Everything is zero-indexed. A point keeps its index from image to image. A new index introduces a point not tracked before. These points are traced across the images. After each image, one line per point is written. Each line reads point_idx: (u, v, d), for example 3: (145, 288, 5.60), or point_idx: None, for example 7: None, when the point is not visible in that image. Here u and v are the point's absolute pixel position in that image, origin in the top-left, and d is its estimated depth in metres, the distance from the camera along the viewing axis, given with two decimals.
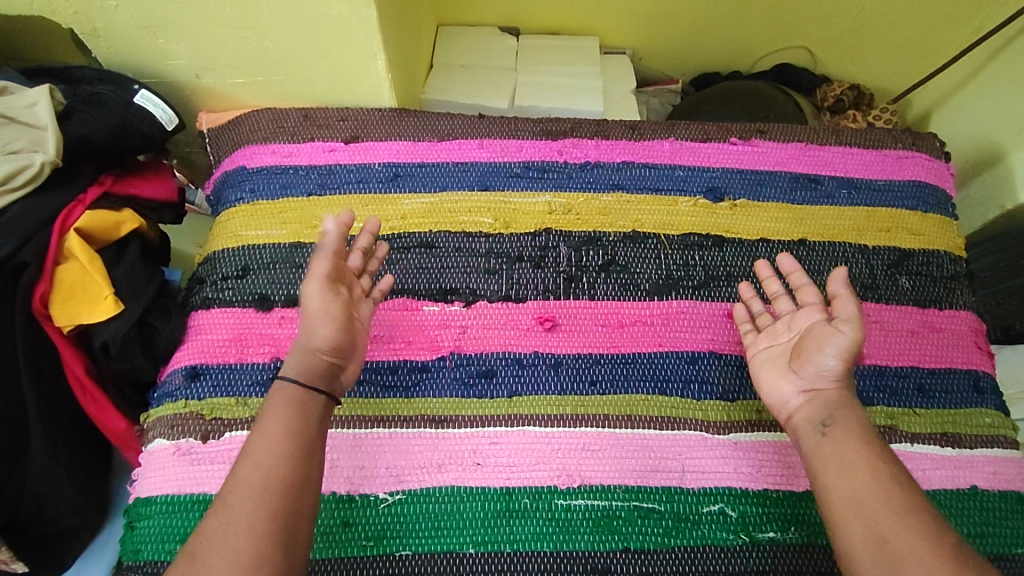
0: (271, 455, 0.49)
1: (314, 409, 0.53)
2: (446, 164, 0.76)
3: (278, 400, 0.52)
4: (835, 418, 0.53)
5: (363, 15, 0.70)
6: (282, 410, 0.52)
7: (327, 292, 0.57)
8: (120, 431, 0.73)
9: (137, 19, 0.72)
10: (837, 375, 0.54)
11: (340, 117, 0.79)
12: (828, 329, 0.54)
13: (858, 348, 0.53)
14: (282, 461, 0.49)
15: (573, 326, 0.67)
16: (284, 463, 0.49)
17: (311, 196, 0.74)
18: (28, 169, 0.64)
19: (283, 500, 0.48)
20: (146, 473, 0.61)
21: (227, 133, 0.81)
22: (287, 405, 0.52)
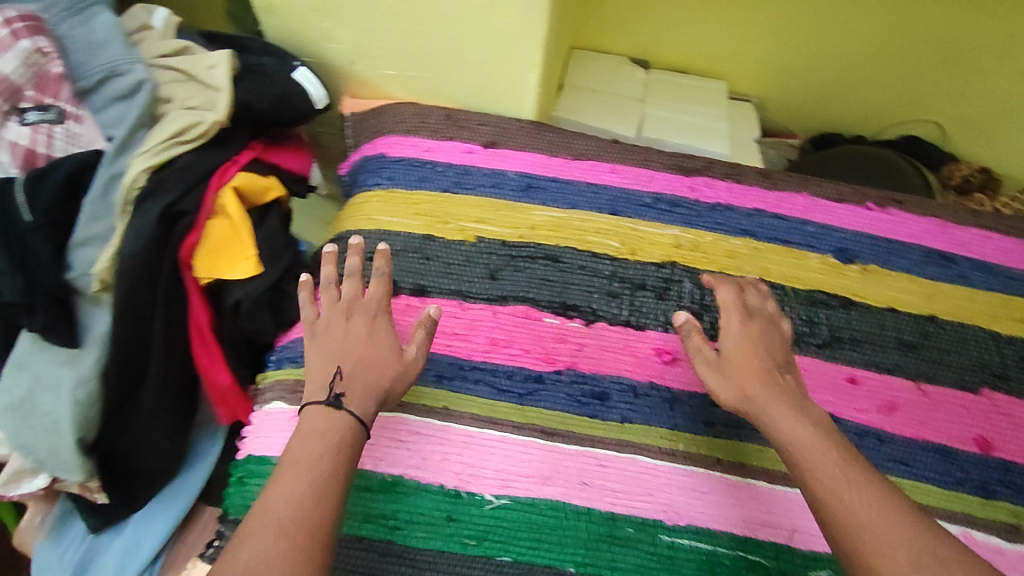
0: (306, 480, 0.48)
1: (346, 429, 0.52)
2: (578, 183, 0.77)
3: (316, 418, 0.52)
4: (751, 392, 0.55)
5: (531, 29, 0.70)
6: (314, 430, 0.52)
7: (360, 322, 0.60)
8: (223, 387, 0.74)
9: (313, 1, 0.75)
10: (748, 366, 0.56)
11: (481, 122, 0.80)
12: (738, 336, 0.59)
13: (751, 338, 0.59)
14: (318, 473, 0.49)
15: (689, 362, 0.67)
16: (311, 481, 0.48)
17: (445, 192, 0.75)
18: (200, 127, 0.67)
19: (319, 518, 0.47)
20: (261, 433, 0.63)
21: (369, 120, 0.84)
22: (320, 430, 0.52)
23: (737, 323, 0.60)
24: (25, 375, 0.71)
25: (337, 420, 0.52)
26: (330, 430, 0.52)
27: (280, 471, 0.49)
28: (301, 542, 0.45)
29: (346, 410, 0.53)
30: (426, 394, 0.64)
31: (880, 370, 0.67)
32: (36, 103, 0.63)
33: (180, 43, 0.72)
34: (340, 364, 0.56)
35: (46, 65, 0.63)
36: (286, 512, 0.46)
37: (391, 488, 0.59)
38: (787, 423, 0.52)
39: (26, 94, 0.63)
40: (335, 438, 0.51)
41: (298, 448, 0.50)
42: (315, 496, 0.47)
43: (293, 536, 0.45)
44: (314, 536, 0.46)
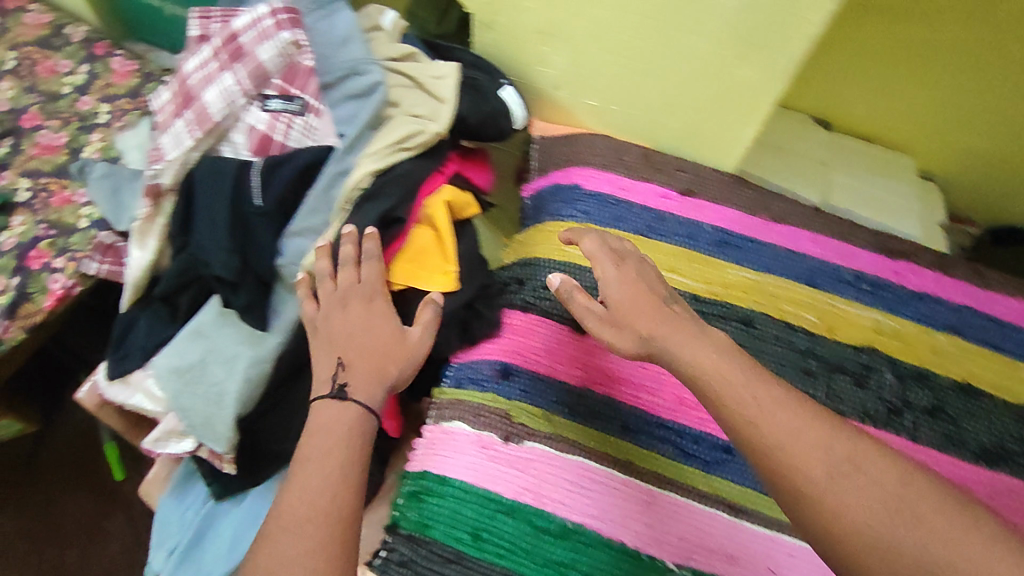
0: (336, 467, 0.51)
1: (359, 418, 0.54)
2: (777, 247, 0.74)
3: (325, 413, 0.54)
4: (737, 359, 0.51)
5: (770, 88, 0.65)
6: (324, 423, 0.54)
7: (354, 306, 0.60)
8: None
9: (538, 24, 0.73)
10: (639, 310, 0.53)
11: (680, 168, 0.78)
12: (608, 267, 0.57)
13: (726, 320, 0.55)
14: (334, 464, 0.51)
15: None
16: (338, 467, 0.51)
17: (639, 235, 0.74)
18: (423, 134, 0.66)
19: (344, 502, 0.49)
20: (443, 452, 0.65)
21: (561, 147, 0.82)
22: (332, 420, 0.54)
23: (613, 270, 0.57)
24: (201, 343, 0.75)
25: (349, 411, 0.54)
26: (346, 423, 0.54)
27: (296, 455, 0.53)
28: (325, 530, 0.47)
29: (355, 399, 0.55)
30: (612, 443, 0.64)
31: None
32: (280, 92, 0.65)
33: (407, 48, 0.71)
34: (341, 355, 0.58)
35: (296, 57, 0.64)
36: (316, 501, 0.49)
37: (569, 535, 0.59)
38: (693, 353, 0.49)
39: (273, 82, 0.65)
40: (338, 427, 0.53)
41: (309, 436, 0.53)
42: (331, 484, 0.50)
43: (321, 523, 0.48)
44: (334, 520, 0.48)
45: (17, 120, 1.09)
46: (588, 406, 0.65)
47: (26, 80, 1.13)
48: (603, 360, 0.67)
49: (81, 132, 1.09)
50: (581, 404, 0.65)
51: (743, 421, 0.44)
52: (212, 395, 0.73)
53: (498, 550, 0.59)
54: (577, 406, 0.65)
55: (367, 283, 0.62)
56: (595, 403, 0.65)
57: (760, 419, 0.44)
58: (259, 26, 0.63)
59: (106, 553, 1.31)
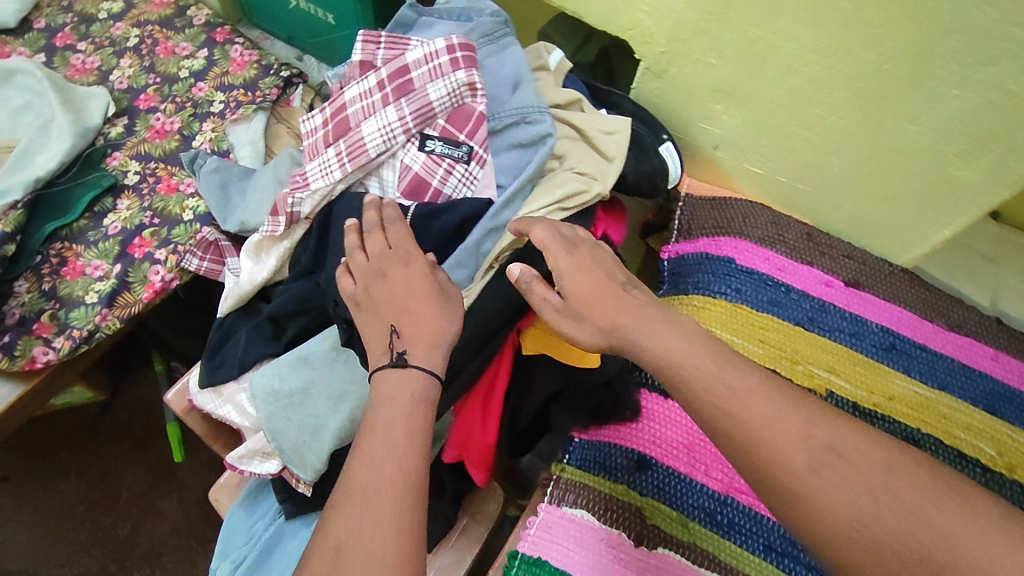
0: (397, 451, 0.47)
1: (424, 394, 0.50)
2: (952, 360, 0.66)
3: (383, 383, 0.50)
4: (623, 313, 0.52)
5: (988, 188, 0.59)
6: (385, 393, 0.50)
7: (396, 271, 0.55)
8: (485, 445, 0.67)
9: (717, 81, 0.66)
10: (603, 303, 0.51)
11: (846, 253, 0.71)
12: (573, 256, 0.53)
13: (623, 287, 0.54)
14: (399, 444, 0.48)
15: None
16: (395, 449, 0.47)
17: (798, 326, 0.67)
18: (586, 195, 0.60)
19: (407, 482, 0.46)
20: (563, 541, 0.59)
21: (711, 211, 0.76)
22: (395, 395, 0.50)
23: (566, 260, 0.53)
24: (307, 373, 0.69)
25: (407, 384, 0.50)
26: (405, 399, 0.50)
27: (361, 435, 0.49)
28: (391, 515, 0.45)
29: (414, 366, 0.51)
30: (754, 563, 0.57)
31: None
32: (442, 134, 0.60)
33: (573, 95, 0.66)
34: (396, 323, 0.53)
35: (466, 99, 0.59)
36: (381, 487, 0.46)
37: None
38: (661, 343, 0.49)
39: (437, 121, 0.60)
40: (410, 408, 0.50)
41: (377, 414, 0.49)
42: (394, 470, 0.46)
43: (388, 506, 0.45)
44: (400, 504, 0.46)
45: (133, 100, 1.09)
46: (729, 517, 0.60)
47: (146, 60, 1.12)
48: None
49: (193, 119, 1.07)
50: (721, 514, 0.60)
51: (754, 441, 0.45)
52: (309, 424, 0.67)
53: None
54: (719, 515, 0.60)
55: (402, 246, 0.56)
56: (737, 514, 0.60)
57: (791, 453, 0.44)
58: (432, 62, 0.59)
59: (156, 533, 1.27)
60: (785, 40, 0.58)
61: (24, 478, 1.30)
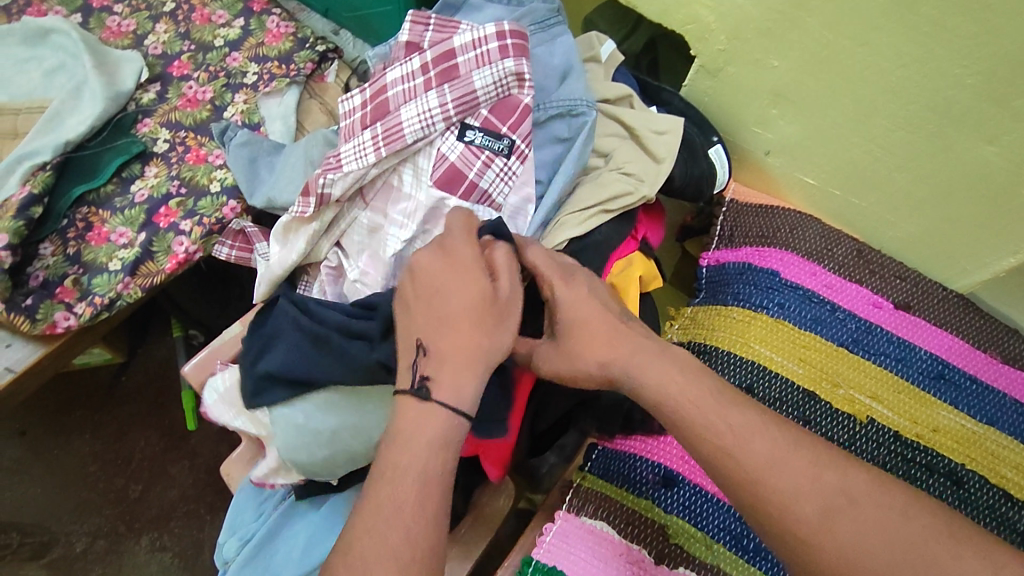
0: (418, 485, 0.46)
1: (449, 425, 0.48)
2: (1004, 395, 0.63)
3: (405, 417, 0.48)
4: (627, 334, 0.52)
5: None
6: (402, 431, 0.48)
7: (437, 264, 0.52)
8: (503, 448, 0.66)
9: (777, 86, 0.63)
10: (599, 339, 0.49)
11: (898, 274, 0.67)
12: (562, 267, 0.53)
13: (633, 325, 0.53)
14: (414, 485, 0.46)
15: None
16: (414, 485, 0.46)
17: (841, 347, 0.64)
18: (632, 197, 0.58)
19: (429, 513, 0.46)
20: (582, 554, 0.57)
21: (755, 219, 0.73)
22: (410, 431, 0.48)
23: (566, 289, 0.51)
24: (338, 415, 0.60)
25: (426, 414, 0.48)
26: (423, 426, 0.48)
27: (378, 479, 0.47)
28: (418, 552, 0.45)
29: (439, 401, 0.48)
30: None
31: None
32: (484, 125, 0.57)
33: (624, 88, 0.63)
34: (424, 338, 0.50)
35: (512, 89, 0.56)
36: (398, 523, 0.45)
37: None
38: (655, 378, 0.48)
39: (479, 111, 0.57)
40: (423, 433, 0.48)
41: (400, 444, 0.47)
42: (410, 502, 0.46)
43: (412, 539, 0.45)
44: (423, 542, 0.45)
45: (167, 67, 1.08)
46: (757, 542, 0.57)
47: (181, 26, 1.10)
48: None
49: (226, 89, 1.06)
50: (749, 538, 0.57)
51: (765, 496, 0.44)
52: (322, 435, 0.60)
53: None
54: (747, 540, 0.57)
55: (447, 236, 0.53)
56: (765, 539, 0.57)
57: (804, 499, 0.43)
58: (479, 49, 0.56)
59: (165, 496, 1.28)
60: (860, 46, 0.55)
61: (40, 433, 1.31)
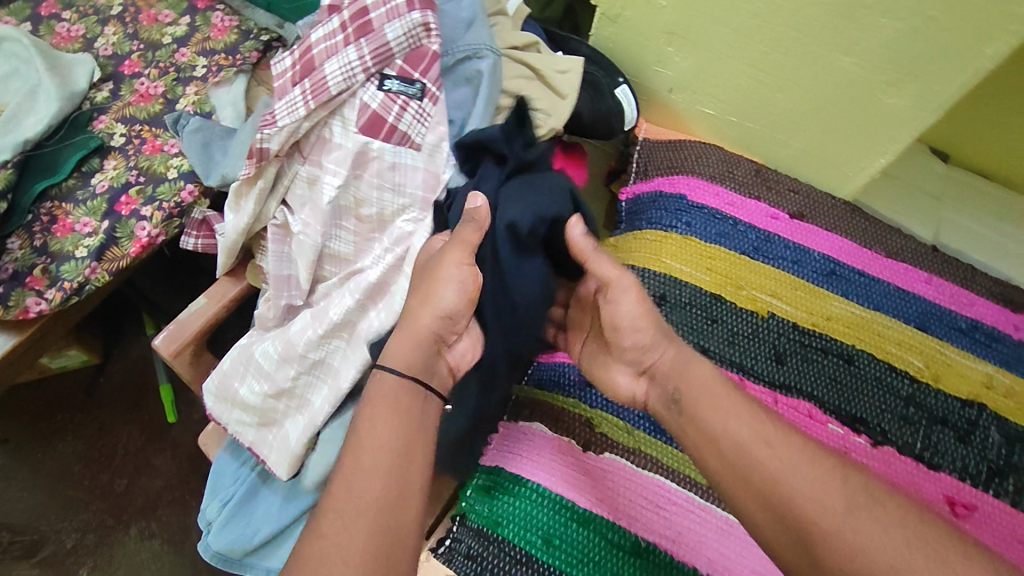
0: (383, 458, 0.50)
1: (403, 396, 0.54)
2: (888, 284, 0.70)
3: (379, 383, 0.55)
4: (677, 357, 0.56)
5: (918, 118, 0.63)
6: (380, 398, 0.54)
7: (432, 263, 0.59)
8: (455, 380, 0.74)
9: (668, 25, 0.70)
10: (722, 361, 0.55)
11: (792, 188, 0.75)
12: (633, 308, 0.58)
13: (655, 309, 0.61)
14: (379, 450, 0.51)
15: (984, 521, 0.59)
16: (382, 453, 0.51)
17: (744, 255, 0.71)
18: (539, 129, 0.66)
19: (390, 487, 0.49)
20: (521, 451, 0.64)
21: (666, 153, 0.80)
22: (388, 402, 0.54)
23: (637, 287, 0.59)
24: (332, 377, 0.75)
25: (386, 385, 0.55)
26: (388, 401, 0.54)
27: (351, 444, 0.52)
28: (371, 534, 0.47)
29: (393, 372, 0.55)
30: (696, 469, 0.61)
31: None
32: (399, 73, 0.64)
33: (530, 37, 0.70)
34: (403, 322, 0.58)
35: (422, 40, 0.64)
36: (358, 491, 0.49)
37: (642, 554, 0.58)
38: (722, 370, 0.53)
39: (394, 62, 0.64)
40: (397, 412, 0.53)
41: (369, 413, 0.53)
42: (372, 476, 0.49)
43: (363, 513, 0.48)
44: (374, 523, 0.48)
45: (117, 66, 1.13)
46: None
47: (129, 27, 1.16)
48: None
49: (177, 83, 1.11)
50: None
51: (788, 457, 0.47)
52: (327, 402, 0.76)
53: (569, 559, 0.58)
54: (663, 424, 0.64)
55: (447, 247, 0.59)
56: None
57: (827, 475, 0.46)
58: (389, 4, 0.63)
59: (151, 486, 1.31)
60: None
61: (22, 438, 1.34)
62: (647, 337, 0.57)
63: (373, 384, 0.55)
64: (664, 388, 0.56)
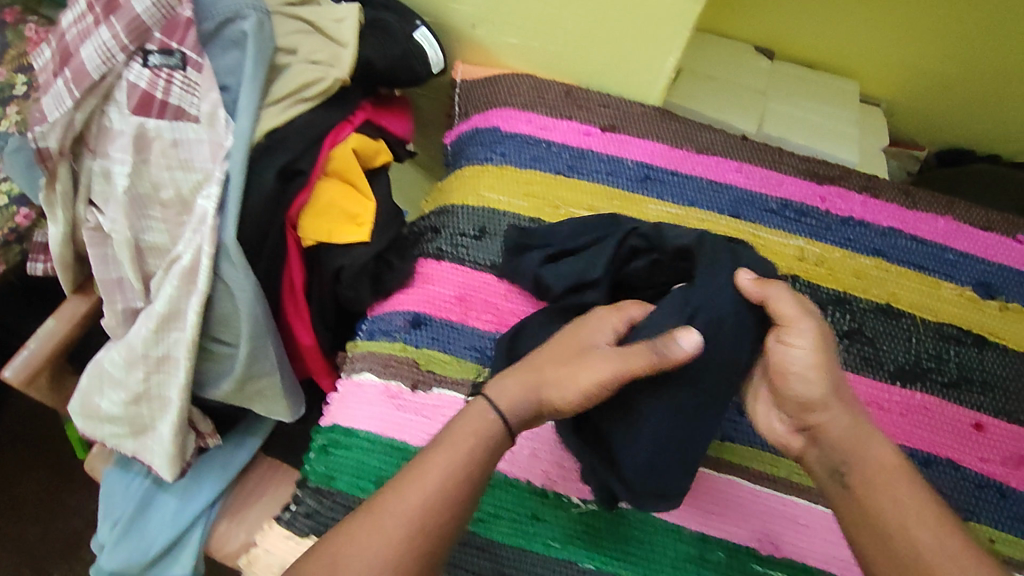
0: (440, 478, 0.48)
1: (494, 432, 0.51)
2: (700, 179, 0.72)
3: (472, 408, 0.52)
4: (825, 411, 0.51)
5: None
6: (472, 428, 0.51)
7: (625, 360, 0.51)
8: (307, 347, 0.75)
9: None
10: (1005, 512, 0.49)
11: (602, 103, 0.75)
12: (809, 355, 0.51)
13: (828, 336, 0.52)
14: (460, 476, 0.49)
15: (1001, 437, 0.62)
16: (457, 482, 0.48)
17: (558, 174, 0.71)
18: (322, 82, 0.64)
19: (452, 513, 0.48)
20: (350, 404, 0.62)
21: (482, 90, 0.79)
22: (473, 430, 0.51)
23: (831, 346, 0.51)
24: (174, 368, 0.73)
25: (485, 417, 0.51)
26: (476, 430, 0.51)
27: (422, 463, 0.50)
28: (390, 542, 0.46)
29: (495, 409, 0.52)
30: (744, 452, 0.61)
31: (1009, 418, 0.63)
32: (160, 47, 0.62)
33: None
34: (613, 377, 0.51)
35: (175, 8, 0.62)
36: (415, 511, 0.47)
37: None
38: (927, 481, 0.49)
39: (154, 35, 0.62)
40: (481, 443, 0.50)
41: (450, 439, 0.50)
42: (441, 501, 0.48)
43: (434, 538, 0.47)
44: (432, 550, 0.47)
45: None
46: None
47: None
48: (516, 303, 0.65)
49: None
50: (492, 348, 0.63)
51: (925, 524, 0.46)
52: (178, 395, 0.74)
53: None
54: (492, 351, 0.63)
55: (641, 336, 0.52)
56: None
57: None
58: None
59: None
60: None
61: None
62: (818, 394, 0.51)
63: (467, 410, 0.52)
64: (828, 456, 0.51)
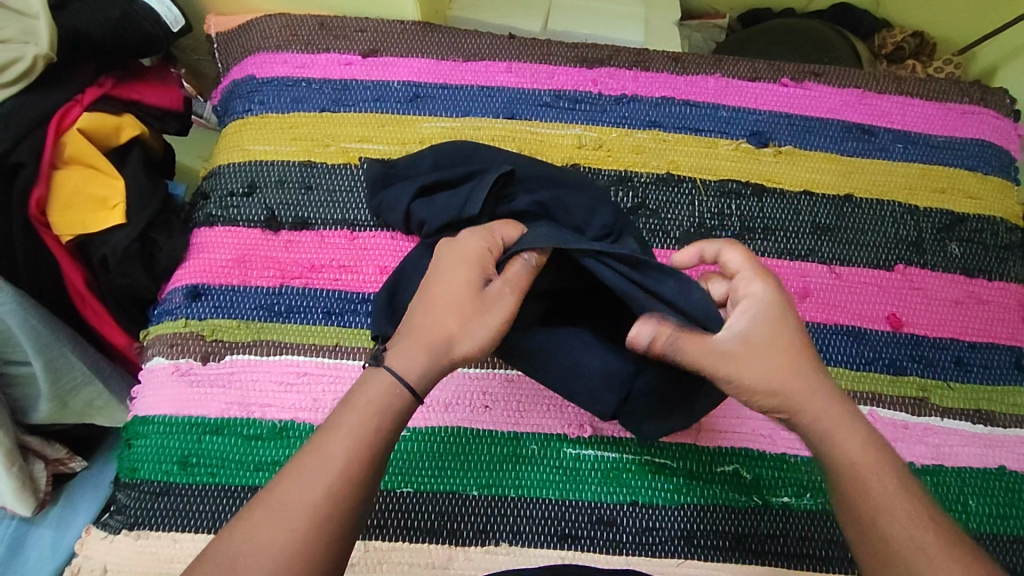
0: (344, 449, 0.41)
1: (388, 402, 0.44)
2: (470, 87, 0.70)
3: (372, 385, 0.44)
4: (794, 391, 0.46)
5: None
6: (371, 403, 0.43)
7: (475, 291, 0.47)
8: (122, 346, 0.71)
9: None
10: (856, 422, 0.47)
11: (359, 28, 0.72)
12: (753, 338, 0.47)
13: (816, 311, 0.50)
14: (336, 461, 0.41)
15: (823, 296, 0.63)
16: (371, 457, 0.42)
17: (324, 112, 0.68)
18: (20, 62, 0.58)
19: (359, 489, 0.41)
20: (144, 391, 0.60)
21: (235, 40, 0.73)
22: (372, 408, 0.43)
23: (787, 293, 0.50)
24: None
25: (378, 382, 0.44)
26: (372, 406, 0.43)
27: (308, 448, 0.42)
28: (301, 538, 0.39)
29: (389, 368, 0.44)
30: None
31: (792, 257, 0.65)
32: None
33: None
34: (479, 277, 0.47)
35: None
36: (316, 493, 0.40)
37: (280, 434, 0.57)
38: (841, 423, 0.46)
39: None
40: (382, 418, 0.43)
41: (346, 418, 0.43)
42: (332, 479, 0.40)
43: (308, 514, 0.40)
44: (328, 530, 0.40)
45: None
46: (287, 302, 0.61)
47: None
48: (297, 252, 0.63)
49: None
50: (279, 303, 0.61)
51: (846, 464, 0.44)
52: None
53: (209, 470, 0.57)
54: (277, 305, 0.61)
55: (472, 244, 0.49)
56: (293, 297, 0.62)
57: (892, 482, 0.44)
58: None
59: None
60: None
61: None
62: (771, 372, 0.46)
63: (366, 387, 0.44)
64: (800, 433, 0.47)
